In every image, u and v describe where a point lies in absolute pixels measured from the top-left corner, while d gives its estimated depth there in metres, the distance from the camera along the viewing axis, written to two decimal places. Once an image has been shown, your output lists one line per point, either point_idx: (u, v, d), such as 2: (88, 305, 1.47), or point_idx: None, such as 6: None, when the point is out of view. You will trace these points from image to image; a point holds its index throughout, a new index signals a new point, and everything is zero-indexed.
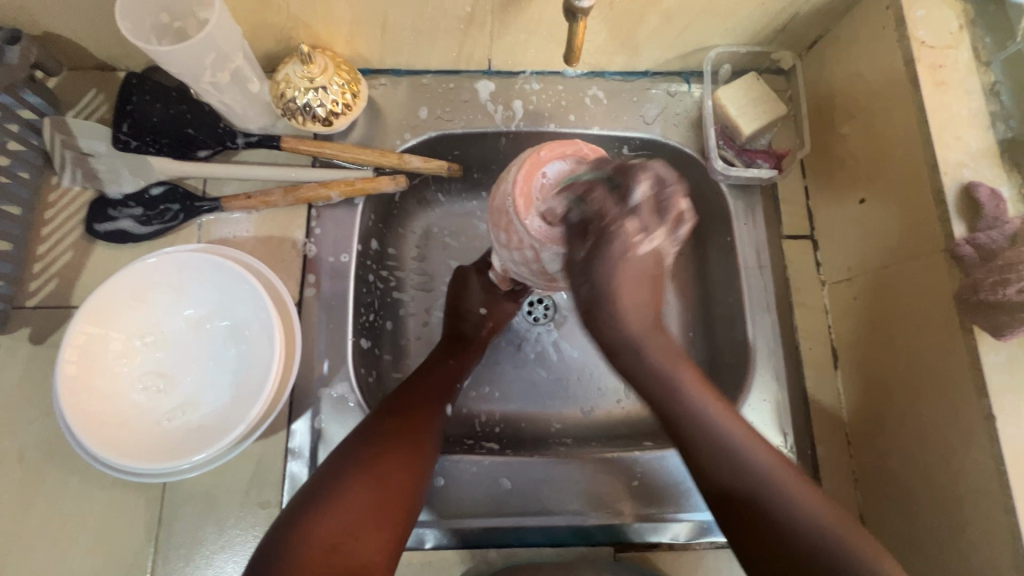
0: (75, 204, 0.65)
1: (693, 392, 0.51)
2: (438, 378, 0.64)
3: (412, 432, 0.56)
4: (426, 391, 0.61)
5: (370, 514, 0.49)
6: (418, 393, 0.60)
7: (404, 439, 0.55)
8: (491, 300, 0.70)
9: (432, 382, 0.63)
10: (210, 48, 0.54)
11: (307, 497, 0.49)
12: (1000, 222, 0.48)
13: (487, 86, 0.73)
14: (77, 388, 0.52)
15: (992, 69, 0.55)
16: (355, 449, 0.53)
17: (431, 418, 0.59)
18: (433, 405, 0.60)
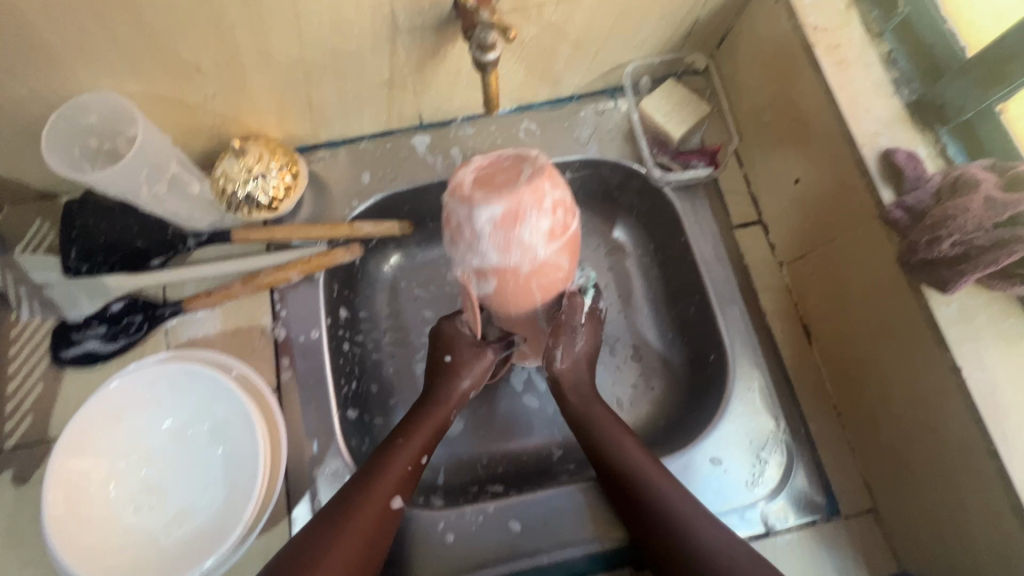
0: (38, 336, 0.65)
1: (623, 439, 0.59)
2: (410, 450, 0.59)
3: (370, 532, 0.53)
4: (392, 471, 0.57)
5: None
6: (376, 490, 0.55)
7: (358, 542, 0.52)
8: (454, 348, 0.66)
9: (399, 459, 0.58)
10: (143, 163, 0.55)
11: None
12: (923, 181, 0.51)
13: (423, 140, 0.74)
14: (66, 523, 0.51)
15: (885, 38, 0.58)
16: (304, 556, 0.49)
17: (393, 507, 0.56)
18: (396, 501, 0.56)
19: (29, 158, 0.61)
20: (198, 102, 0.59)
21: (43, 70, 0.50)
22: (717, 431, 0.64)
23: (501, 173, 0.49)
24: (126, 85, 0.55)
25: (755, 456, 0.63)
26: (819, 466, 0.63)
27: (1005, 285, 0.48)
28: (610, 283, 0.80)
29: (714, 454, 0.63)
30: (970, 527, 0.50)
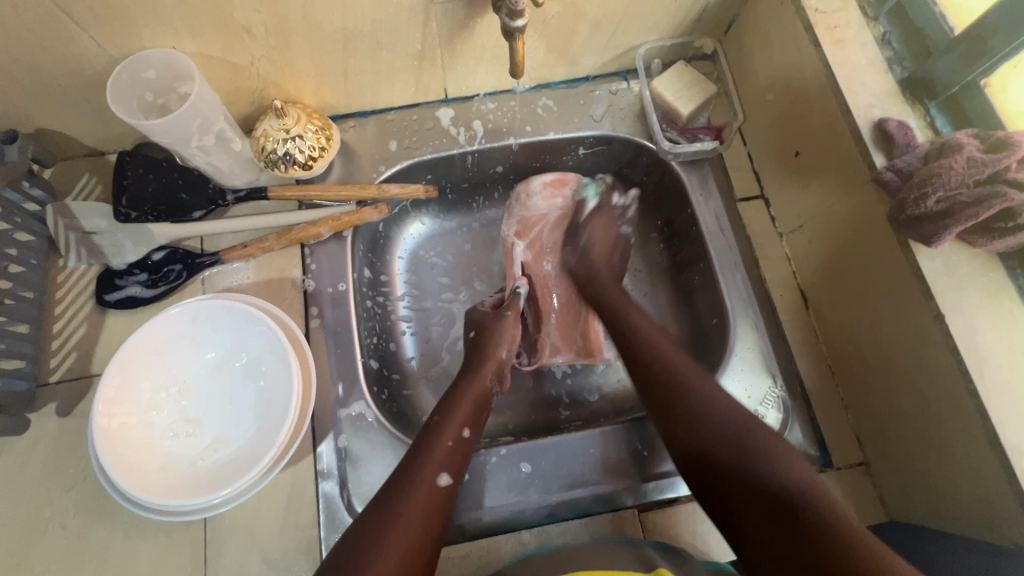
0: (84, 281, 0.69)
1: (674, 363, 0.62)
2: (461, 407, 0.63)
3: (443, 464, 0.57)
4: (448, 425, 0.60)
5: (412, 557, 0.49)
6: (436, 441, 0.58)
7: (429, 484, 0.54)
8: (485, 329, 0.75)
9: (462, 402, 0.63)
10: (196, 115, 0.60)
11: (350, 540, 0.49)
12: (911, 146, 0.55)
13: (447, 112, 0.79)
14: (114, 440, 0.55)
15: (880, 22, 0.63)
16: (395, 486, 0.53)
17: (455, 454, 0.59)
18: (458, 450, 0.59)
19: (86, 113, 0.66)
20: (245, 64, 0.64)
21: (111, 26, 0.55)
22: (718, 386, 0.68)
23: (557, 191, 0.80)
24: (183, 44, 0.60)
25: (754, 410, 0.67)
26: (813, 422, 0.67)
27: (985, 239, 0.52)
28: None
29: None
30: (953, 466, 0.54)
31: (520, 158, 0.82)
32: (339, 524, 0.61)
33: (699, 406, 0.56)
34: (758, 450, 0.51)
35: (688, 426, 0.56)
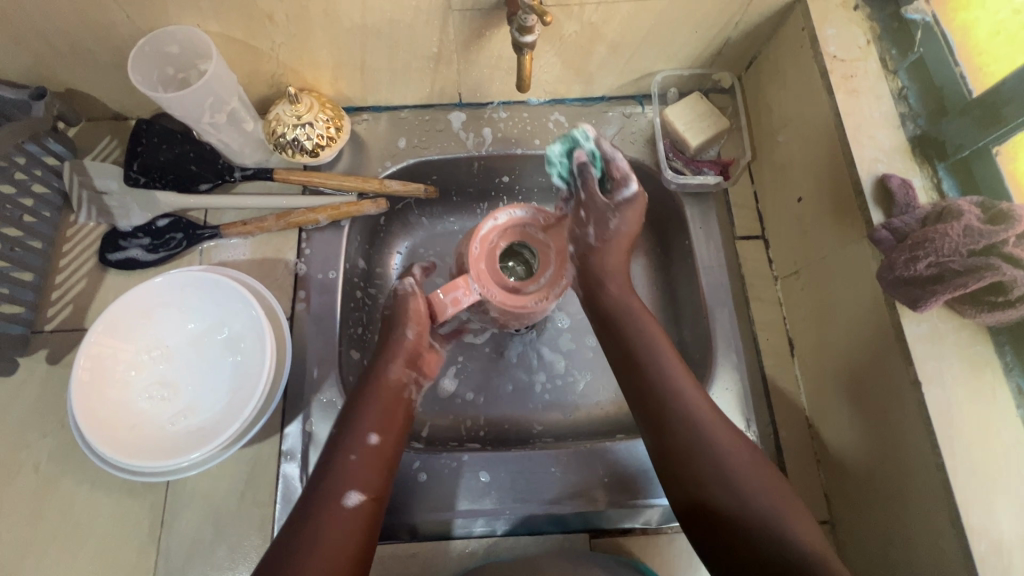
0: (90, 238, 0.72)
1: (677, 375, 0.58)
2: (371, 411, 0.59)
3: (348, 485, 0.54)
4: (357, 439, 0.57)
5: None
6: (339, 458, 0.56)
7: (342, 506, 0.52)
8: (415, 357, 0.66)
9: (365, 408, 0.59)
10: (208, 94, 0.62)
11: None
12: (911, 207, 0.54)
13: (459, 116, 0.80)
14: (89, 394, 0.57)
15: (899, 76, 0.62)
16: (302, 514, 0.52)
17: (364, 464, 0.56)
18: (367, 461, 0.56)
19: (112, 79, 0.69)
20: (266, 49, 0.66)
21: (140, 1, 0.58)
22: None
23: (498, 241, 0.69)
24: (207, 24, 0.61)
25: None
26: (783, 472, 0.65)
27: (975, 311, 0.51)
28: None
29: None
30: (913, 539, 0.52)
31: (525, 170, 0.82)
32: (294, 506, 0.62)
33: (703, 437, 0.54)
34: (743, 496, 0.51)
35: (692, 443, 0.54)
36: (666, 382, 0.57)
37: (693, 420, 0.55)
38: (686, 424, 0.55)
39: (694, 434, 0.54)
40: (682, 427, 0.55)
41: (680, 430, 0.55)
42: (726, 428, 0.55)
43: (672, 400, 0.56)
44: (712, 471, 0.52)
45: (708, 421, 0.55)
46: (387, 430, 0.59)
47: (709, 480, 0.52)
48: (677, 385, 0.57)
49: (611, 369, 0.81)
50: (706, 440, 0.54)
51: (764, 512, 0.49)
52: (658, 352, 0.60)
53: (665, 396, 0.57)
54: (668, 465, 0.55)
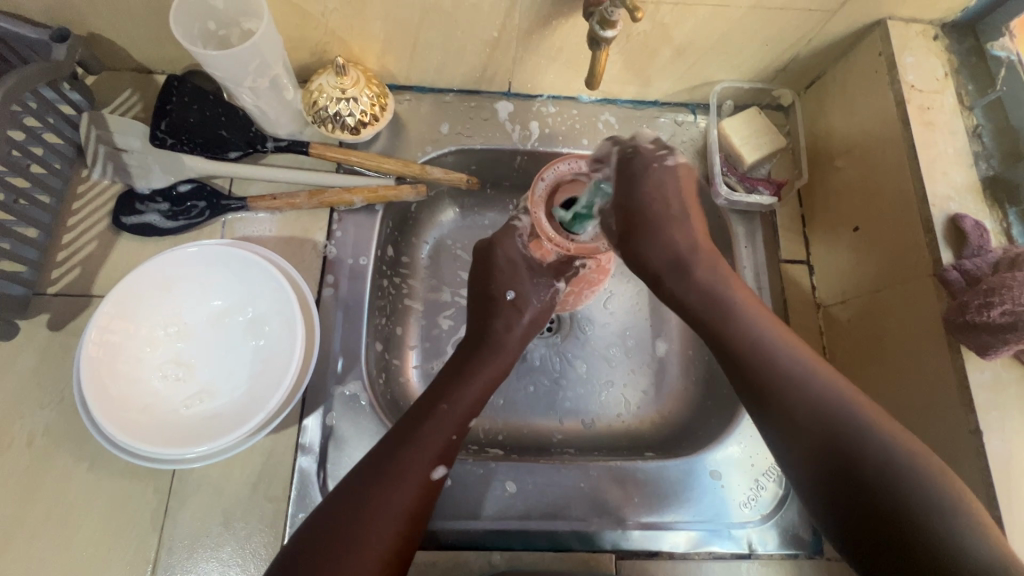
0: (102, 198, 0.67)
1: (763, 333, 0.54)
2: (472, 391, 0.60)
3: (439, 457, 0.55)
4: (453, 411, 0.58)
5: (395, 549, 0.50)
6: (429, 420, 0.56)
7: (421, 473, 0.54)
8: (521, 282, 0.65)
9: (472, 385, 0.60)
10: (254, 56, 0.57)
11: (327, 530, 0.49)
12: (983, 250, 0.53)
13: (506, 107, 0.76)
14: (99, 369, 0.53)
15: (975, 113, 0.60)
16: (383, 462, 0.53)
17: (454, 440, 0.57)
18: (455, 434, 0.57)
19: (142, 27, 0.63)
20: (316, 14, 0.61)
21: None
22: (720, 446, 0.66)
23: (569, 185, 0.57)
24: None
25: (754, 480, 0.65)
26: None
27: None
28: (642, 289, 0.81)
29: (716, 468, 0.65)
30: None
31: None
32: (309, 502, 0.58)
33: (794, 388, 0.50)
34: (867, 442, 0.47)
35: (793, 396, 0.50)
36: (771, 347, 0.53)
37: (794, 385, 0.51)
38: (798, 387, 0.50)
39: (804, 396, 0.50)
40: (787, 387, 0.51)
41: (789, 395, 0.50)
42: (835, 388, 0.50)
43: (772, 366, 0.52)
44: (844, 443, 0.47)
45: (820, 379, 0.50)
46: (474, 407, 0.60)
47: (808, 423, 0.49)
48: (766, 341, 0.53)
49: (635, 382, 0.77)
50: (797, 380, 0.51)
51: (905, 468, 0.45)
52: (737, 311, 0.56)
53: (757, 353, 0.53)
54: (766, 414, 0.52)
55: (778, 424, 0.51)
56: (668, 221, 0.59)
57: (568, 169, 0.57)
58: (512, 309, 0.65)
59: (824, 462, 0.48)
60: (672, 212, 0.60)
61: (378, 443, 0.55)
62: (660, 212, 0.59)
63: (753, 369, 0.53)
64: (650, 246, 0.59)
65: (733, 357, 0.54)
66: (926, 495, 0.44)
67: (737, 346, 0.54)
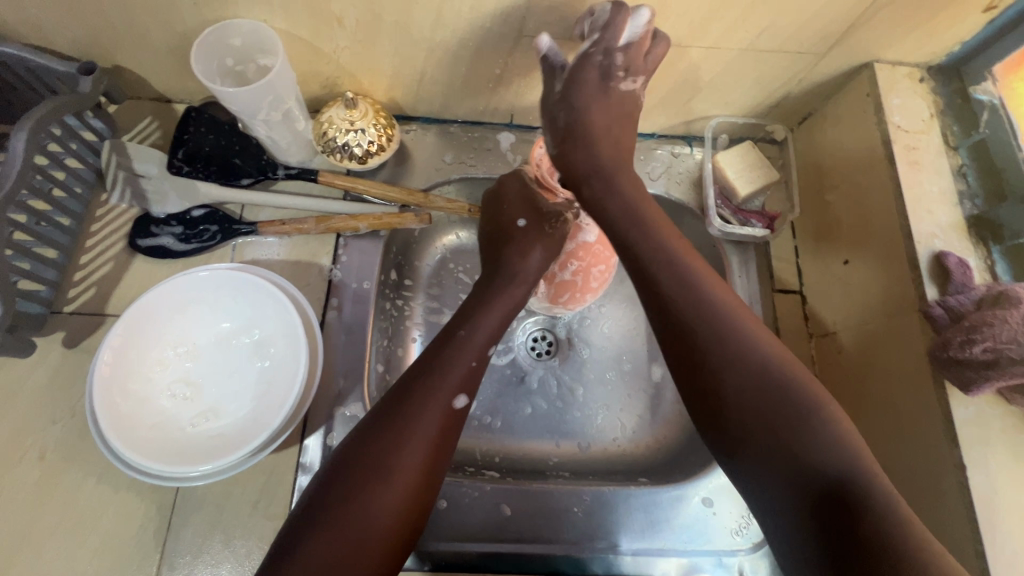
0: (120, 221, 0.70)
1: (703, 282, 0.53)
2: (491, 323, 0.61)
3: (460, 386, 0.55)
4: (475, 342, 0.58)
5: (421, 480, 0.50)
6: (450, 350, 0.57)
7: (443, 401, 0.53)
8: (531, 211, 0.65)
9: (491, 311, 0.61)
10: (269, 92, 0.61)
11: (352, 467, 0.48)
12: (968, 288, 0.54)
13: (508, 138, 0.79)
14: (111, 387, 0.56)
15: (959, 153, 0.62)
16: (407, 396, 0.53)
17: (472, 371, 0.57)
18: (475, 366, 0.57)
19: (165, 62, 0.67)
20: (328, 51, 0.65)
21: None
22: (711, 473, 0.67)
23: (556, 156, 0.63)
24: (275, 20, 0.60)
25: (744, 507, 0.65)
26: None
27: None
28: (639, 314, 0.83)
29: (707, 495, 0.66)
30: None
31: None
32: None
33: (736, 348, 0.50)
34: (783, 400, 0.47)
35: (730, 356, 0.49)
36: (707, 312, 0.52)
37: (743, 342, 0.50)
38: (734, 353, 0.50)
39: (731, 355, 0.50)
40: (717, 347, 0.50)
41: (719, 356, 0.50)
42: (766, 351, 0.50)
43: (717, 335, 0.51)
44: (771, 416, 0.47)
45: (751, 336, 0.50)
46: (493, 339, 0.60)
47: (742, 391, 0.48)
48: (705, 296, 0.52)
49: (630, 406, 0.78)
50: (732, 329, 0.51)
51: (823, 432, 0.45)
52: (681, 262, 0.54)
53: (692, 303, 0.52)
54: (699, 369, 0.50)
55: (709, 387, 0.50)
56: (596, 139, 0.58)
57: (555, 141, 0.61)
58: (524, 236, 0.65)
59: (749, 429, 0.47)
60: (597, 123, 0.58)
61: (399, 380, 0.55)
62: (589, 128, 0.58)
63: (690, 323, 0.51)
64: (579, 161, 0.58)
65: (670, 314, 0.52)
66: (846, 469, 0.44)
67: (671, 294, 0.53)
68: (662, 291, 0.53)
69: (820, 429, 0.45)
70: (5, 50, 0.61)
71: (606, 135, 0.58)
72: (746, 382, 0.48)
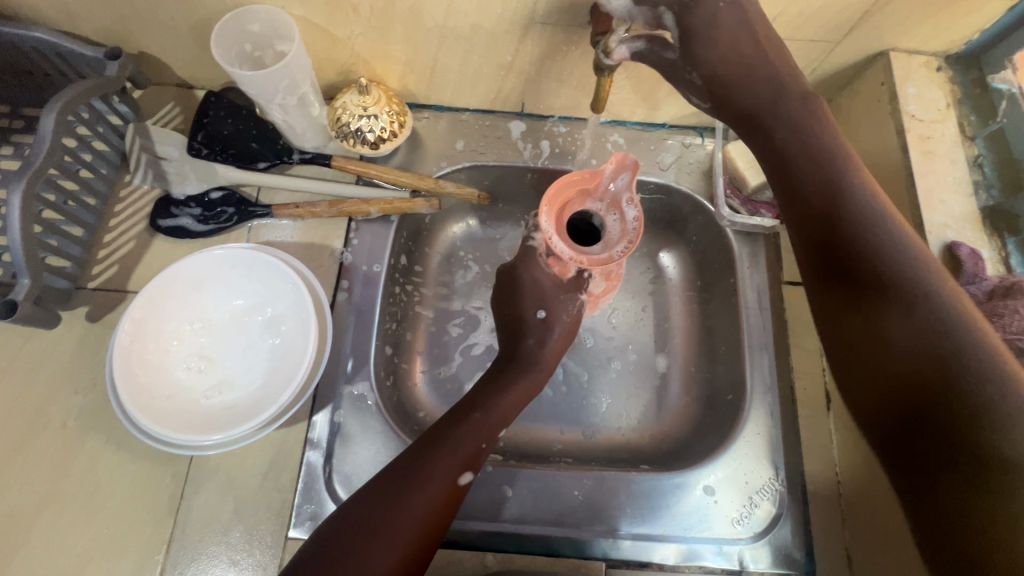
0: (142, 201, 0.72)
1: (872, 207, 0.50)
2: (508, 401, 0.59)
3: (466, 464, 0.55)
4: (486, 417, 0.57)
5: (415, 546, 0.50)
6: (462, 424, 0.56)
7: (444, 477, 0.53)
8: (551, 302, 0.64)
9: (506, 393, 0.59)
10: (284, 76, 0.62)
11: (344, 532, 0.49)
12: (979, 278, 0.54)
13: (519, 126, 0.80)
14: (129, 358, 0.58)
15: (976, 143, 0.61)
16: (410, 467, 0.52)
17: (479, 451, 0.56)
18: (484, 447, 0.56)
19: (185, 47, 0.69)
20: (343, 38, 0.66)
21: None
22: (713, 462, 0.67)
23: (573, 198, 0.62)
24: (291, 7, 0.61)
25: (747, 497, 0.65)
26: (807, 528, 0.65)
27: None
28: (647, 306, 0.83)
29: (709, 484, 0.66)
30: None
31: None
32: (313, 494, 0.62)
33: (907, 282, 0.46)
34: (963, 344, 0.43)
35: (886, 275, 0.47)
36: (878, 231, 0.49)
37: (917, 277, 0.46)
38: (921, 308, 0.45)
39: (919, 293, 0.46)
40: (903, 313, 0.46)
41: (897, 315, 0.46)
42: (953, 301, 0.45)
43: (915, 302, 0.46)
44: (940, 381, 0.43)
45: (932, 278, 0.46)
46: (506, 417, 0.59)
47: (906, 336, 0.45)
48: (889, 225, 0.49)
49: (636, 395, 0.78)
50: (909, 256, 0.47)
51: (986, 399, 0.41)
52: (866, 202, 0.50)
53: (863, 234, 0.49)
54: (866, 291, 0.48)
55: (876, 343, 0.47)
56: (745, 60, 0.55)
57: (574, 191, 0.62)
58: (549, 326, 0.64)
59: (895, 369, 0.45)
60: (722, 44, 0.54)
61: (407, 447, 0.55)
62: (729, 67, 0.55)
63: (862, 253, 0.48)
64: (744, 94, 0.56)
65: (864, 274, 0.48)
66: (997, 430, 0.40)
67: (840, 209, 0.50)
68: (837, 212, 0.50)
69: (1000, 387, 0.41)
70: (37, 35, 0.64)
71: (738, 70, 0.55)
72: (925, 313, 0.45)
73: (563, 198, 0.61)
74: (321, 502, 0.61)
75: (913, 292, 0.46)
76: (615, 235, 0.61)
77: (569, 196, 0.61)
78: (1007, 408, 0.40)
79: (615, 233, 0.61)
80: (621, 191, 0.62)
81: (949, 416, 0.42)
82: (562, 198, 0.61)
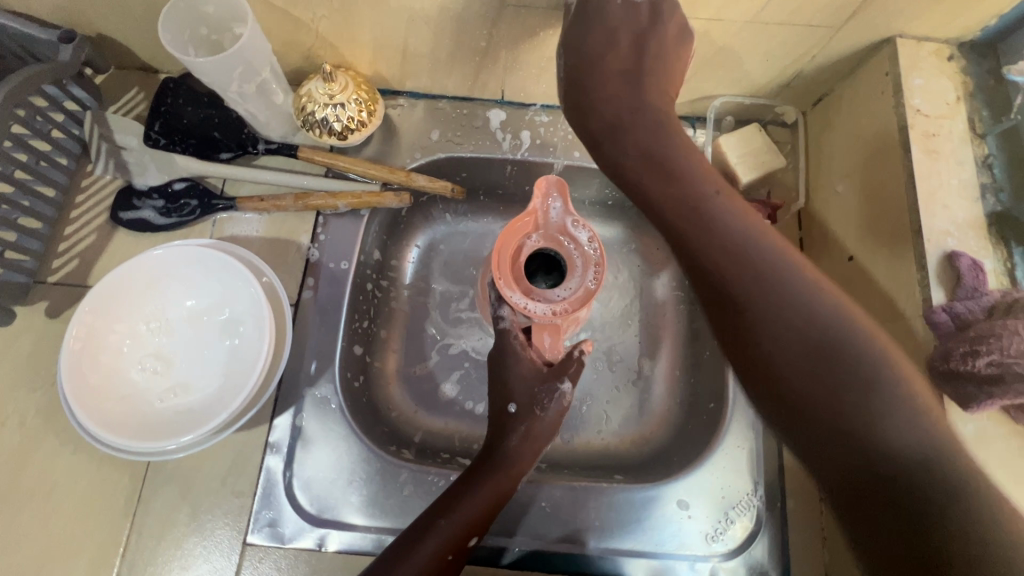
0: (104, 192, 0.70)
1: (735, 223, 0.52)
2: (477, 504, 0.55)
3: None
4: (455, 526, 0.54)
5: None
6: (426, 535, 0.53)
7: None
8: (524, 397, 0.61)
9: (476, 500, 0.55)
10: (238, 63, 0.58)
11: None
12: (980, 293, 0.49)
13: (499, 115, 0.75)
14: (80, 362, 0.56)
15: (987, 141, 0.56)
16: None
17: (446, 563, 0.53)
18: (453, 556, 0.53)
19: (142, 29, 0.65)
20: (305, 20, 0.62)
21: None
22: (689, 476, 0.64)
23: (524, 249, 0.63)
24: None
25: (722, 513, 0.63)
26: (784, 545, 0.62)
27: None
28: (632, 306, 0.79)
29: (682, 497, 0.63)
30: None
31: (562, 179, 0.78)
32: (272, 500, 0.60)
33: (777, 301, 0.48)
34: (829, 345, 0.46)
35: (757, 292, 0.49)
36: (738, 242, 0.51)
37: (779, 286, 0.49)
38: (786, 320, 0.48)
39: (786, 307, 0.48)
40: (777, 338, 0.48)
41: (772, 335, 0.48)
42: (817, 303, 0.48)
43: (787, 319, 0.48)
44: (832, 408, 0.44)
45: (801, 290, 0.48)
46: (479, 524, 0.55)
47: (786, 358, 0.47)
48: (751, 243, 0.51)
49: (618, 399, 0.75)
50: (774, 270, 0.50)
51: (891, 420, 0.42)
52: (723, 220, 0.53)
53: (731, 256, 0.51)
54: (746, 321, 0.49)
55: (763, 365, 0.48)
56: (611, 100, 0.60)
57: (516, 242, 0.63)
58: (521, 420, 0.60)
59: (809, 409, 0.45)
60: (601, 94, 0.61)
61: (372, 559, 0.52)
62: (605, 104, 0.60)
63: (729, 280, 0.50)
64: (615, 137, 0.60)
65: (752, 322, 0.49)
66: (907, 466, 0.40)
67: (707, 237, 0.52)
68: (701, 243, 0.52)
69: (884, 398, 0.43)
70: None
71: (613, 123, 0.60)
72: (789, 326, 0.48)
73: (512, 255, 0.62)
74: (280, 508, 0.60)
75: (778, 302, 0.48)
76: (579, 268, 0.63)
77: (516, 249, 0.63)
78: (884, 421, 0.43)
79: (580, 267, 0.63)
80: (562, 218, 0.64)
81: (856, 454, 0.42)
82: (513, 255, 0.62)
